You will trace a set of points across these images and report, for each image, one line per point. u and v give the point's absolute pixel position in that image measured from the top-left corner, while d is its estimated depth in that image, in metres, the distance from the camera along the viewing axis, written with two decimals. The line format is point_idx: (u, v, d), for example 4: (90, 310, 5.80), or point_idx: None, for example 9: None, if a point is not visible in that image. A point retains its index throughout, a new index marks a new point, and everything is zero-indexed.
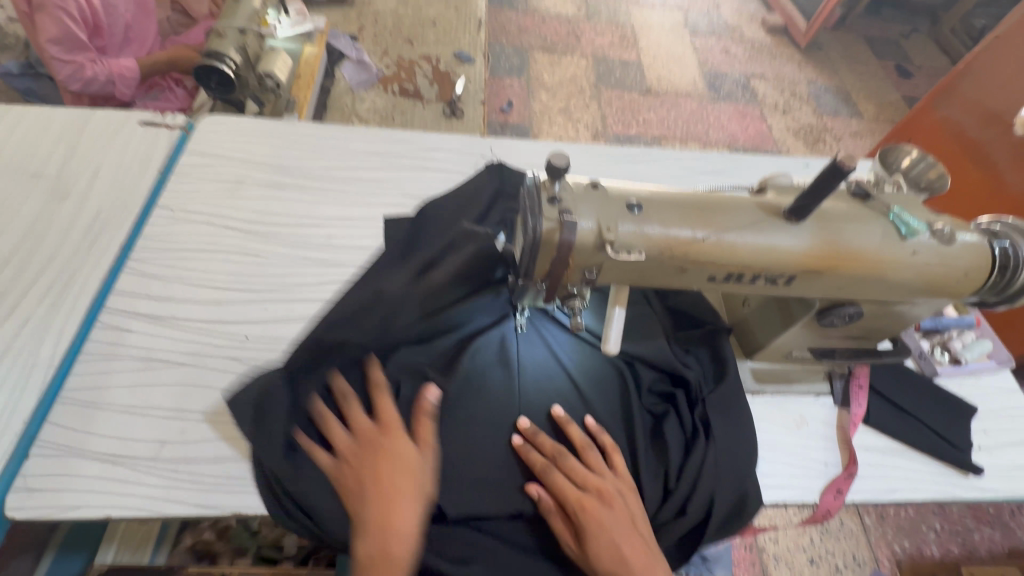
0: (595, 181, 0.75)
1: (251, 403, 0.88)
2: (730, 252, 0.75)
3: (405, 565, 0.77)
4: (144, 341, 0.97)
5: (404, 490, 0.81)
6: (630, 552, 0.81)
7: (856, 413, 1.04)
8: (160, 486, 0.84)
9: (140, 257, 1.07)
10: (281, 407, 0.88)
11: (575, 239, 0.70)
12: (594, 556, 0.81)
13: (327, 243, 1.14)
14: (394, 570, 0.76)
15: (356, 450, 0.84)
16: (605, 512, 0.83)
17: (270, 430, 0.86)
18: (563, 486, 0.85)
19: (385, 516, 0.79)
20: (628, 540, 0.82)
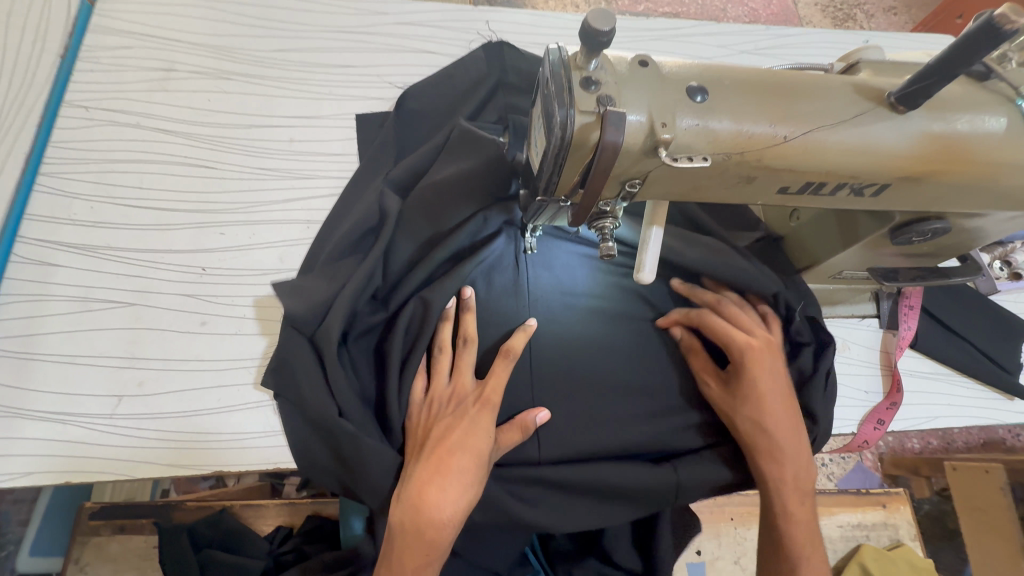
0: (646, 57, 0.55)
1: (276, 357, 0.74)
2: (818, 156, 0.57)
3: (443, 533, 0.67)
4: (77, 277, 0.80)
5: (463, 447, 0.70)
6: (782, 406, 0.76)
7: (905, 336, 0.93)
8: (124, 445, 0.73)
9: (58, 173, 0.86)
10: (301, 363, 0.72)
11: (623, 142, 0.51)
12: (750, 404, 0.77)
13: (289, 151, 0.92)
14: (429, 534, 0.66)
15: (448, 397, 0.75)
16: (770, 360, 0.78)
17: (293, 385, 0.72)
18: (733, 331, 0.79)
19: (438, 469, 0.68)
20: (785, 400, 0.77)
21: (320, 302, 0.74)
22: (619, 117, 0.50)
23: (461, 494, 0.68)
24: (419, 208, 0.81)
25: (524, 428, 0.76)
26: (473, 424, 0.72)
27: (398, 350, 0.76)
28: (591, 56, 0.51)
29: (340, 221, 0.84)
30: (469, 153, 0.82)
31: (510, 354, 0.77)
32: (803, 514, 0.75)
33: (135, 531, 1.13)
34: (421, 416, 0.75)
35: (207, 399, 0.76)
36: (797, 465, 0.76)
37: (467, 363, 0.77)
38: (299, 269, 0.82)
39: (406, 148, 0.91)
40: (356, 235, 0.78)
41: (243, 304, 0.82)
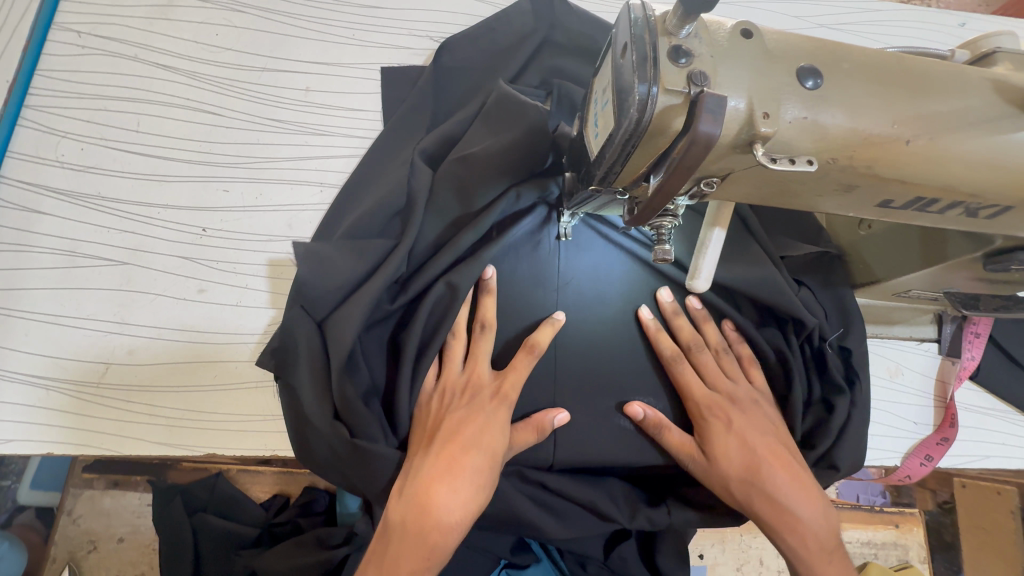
0: (748, 25, 0.44)
1: (277, 342, 0.67)
2: (940, 166, 0.47)
3: (449, 537, 0.61)
4: (64, 228, 0.72)
5: (478, 445, 0.65)
6: (780, 459, 0.70)
7: (966, 366, 0.84)
8: (109, 417, 0.67)
9: (46, 107, 0.77)
10: (305, 344, 0.65)
11: (719, 134, 0.40)
12: (741, 461, 0.70)
13: (304, 101, 0.82)
14: (433, 536, 0.60)
15: (460, 387, 0.70)
16: (742, 414, 0.73)
17: (296, 370, 0.65)
18: (691, 382, 0.75)
19: (450, 468, 0.63)
20: (773, 449, 0.71)
21: (335, 287, 0.65)
22: (718, 102, 0.39)
23: (474, 495, 0.63)
24: (450, 182, 0.71)
25: (540, 429, 0.70)
26: (489, 420, 0.66)
27: (414, 344, 0.68)
28: (687, 20, 0.40)
29: (362, 195, 0.75)
30: (511, 122, 0.72)
31: (534, 349, 0.71)
32: (829, 568, 0.68)
33: (130, 486, 1.10)
34: (432, 405, 0.70)
35: (201, 375, 0.70)
36: (812, 524, 0.68)
37: (484, 350, 0.71)
38: (311, 244, 0.73)
39: (437, 112, 0.80)
40: (380, 218, 0.70)
41: (245, 272, 0.74)
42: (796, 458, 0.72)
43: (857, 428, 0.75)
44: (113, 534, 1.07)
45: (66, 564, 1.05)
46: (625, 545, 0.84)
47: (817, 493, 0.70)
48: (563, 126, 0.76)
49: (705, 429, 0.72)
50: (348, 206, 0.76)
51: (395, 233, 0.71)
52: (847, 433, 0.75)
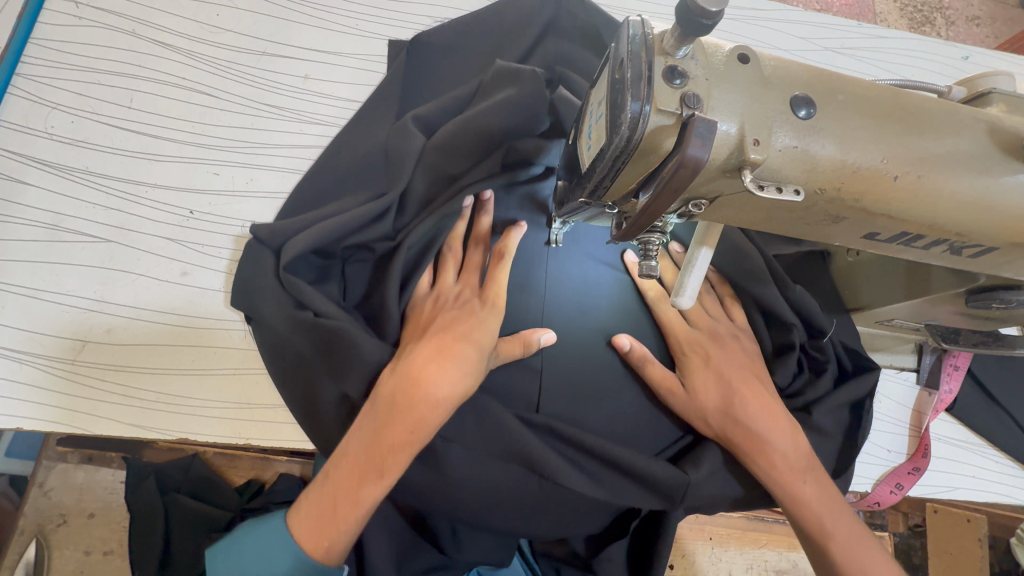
0: (746, 50, 0.44)
1: (246, 267, 0.69)
2: (926, 202, 0.47)
3: (434, 410, 0.58)
4: (48, 201, 0.71)
5: (467, 339, 0.63)
6: (754, 386, 0.71)
7: (943, 398, 0.85)
8: (83, 395, 0.66)
9: (39, 77, 0.75)
10: (267, 271, 0.66)
11: (708, 159, 0.40)
12: (718, 387, 0.71)
13: (302, 90, 0.81)
14: (421, 404, 0.58)
15: (448, 297, 0.70)
16: (721, 349, 0.74)
17: (260, 297, 0.66)
18: (672, 320, 0.76)
19: (438, 350, 0.61)
20: (748, 378, 0.72)
21: (315, 227, 0.66)
22: (708, 127, 0.39)
23: (459, 370, 0.60)
24: (441, 145, 0.71)
25: (526, 344, 0.69)
26: (479, 323, 0.66)
27: (404, 258, 0.68)
28: (684, 42, 0.40)
29: (347, 149, 0.76)
30: (508, 89, 0.72)
31: (504, 254, 0.71)
32: (806, 491, 0.66)
33: (105, 462, 1.09)
34: (425, 306, 0.69)
35: (180, 358, 0.69)
36: (787, 447, 0.68)
37: (474, 261, 0.73)
38: (301, 190, 0.74)
39: (422, 84, 0.80)
40: (366, 174, 0.73)
41: (228, 257, 0.73)
42: (769, 388, 0.73)
43: (845, 396, 0.76)
44: (84, 509, 1.06)
45: (34, 537, 1.04)
46: (613, 545, 0.78)
47: (790, 420, 0.70)
48: (561, 89, 0.76)
49: (684, 365, 0.74)
50: (337, 164, 0.75)
51: (384, 190, 0.71)
52: (835, 400, 0.76)
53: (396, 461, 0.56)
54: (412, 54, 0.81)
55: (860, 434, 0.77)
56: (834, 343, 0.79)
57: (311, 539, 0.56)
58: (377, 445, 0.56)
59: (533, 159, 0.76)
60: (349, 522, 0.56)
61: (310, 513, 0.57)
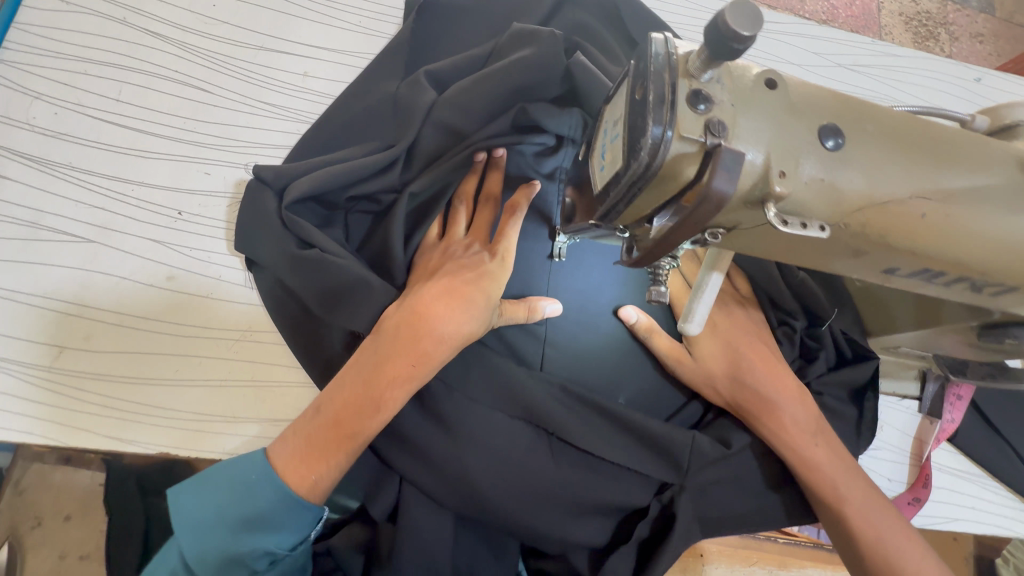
0: (774, 73, 0.41)
1: (250, 219, 0.68)
2: (949, 238, 0.45)
3: (439, 343, 0.59)
4: (29, 197, 0.67)
5: (474, 282, 0.64)
6: (763, 356, 0.73)
7: (944, 428, 0.84)
8: (59, 404, 0.63)
9: (22, 65, 0.71)
10: (272, 215, 0.66)
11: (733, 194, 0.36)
12: (728, 356, 0.73)
13: (301, 88, 0.78)
14: (426, 338, 0.59)
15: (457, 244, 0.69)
16: (731, 321, 0.75)
17: (266, 239, 0.66)
18: (681, 293, 0.76)
19: (448, 291, 0.62)
20: (756, 347, 0.74)
21: (324, 169, 0.67)
22: (734, 159, 0.36)
23: (464, 309, 0.62)
24: (452, 100, 0.71)
25: (530, 310, 0.71)
26: (487, 271, 0.65)
27: (404, 208, 0.70)
28: (711, 64, 0.37)
29: (357, 102, 0.76)
30: (527, 50, 0.73)
31: (516, 209, 0.70)
32: (813, 453, 0.70)
33: (83, 464, 1.06)
34: (432, 256, 0.69)
35: (163, 367, 0.66)
36: (795, 412, 0.71)
37: (484, 221, 0.71)
38: (305, 137, 0.74)
39: (430, 46, 0.80)
40: (376, 121, 0.75)
41: (218, 263, 0.70)
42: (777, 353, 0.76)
43: (845, 379, 0.77)
44: (60, 512, 1.03)
45: (7, 540, 1.00)
46: (616, 558, 0.70)
47: (798, 388, 0.73)
48: (578, 55, 0.74)
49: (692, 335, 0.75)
50: (343, 114, 0.76)
51: (393, 141, 0.72)
52: (832, 382, 0.78)
53: (392, 395, 0.58)
54: (430, 12, 0.80)
55: (863, 424, 0.78)
56: (834, 332, 0.79)
57: (296, 473, 0.57)
58: (376, 379, 0.58)
59: (545, 122, 0.74)
60: (340, 453, 0.58)
61: (298, 446, 0.58)
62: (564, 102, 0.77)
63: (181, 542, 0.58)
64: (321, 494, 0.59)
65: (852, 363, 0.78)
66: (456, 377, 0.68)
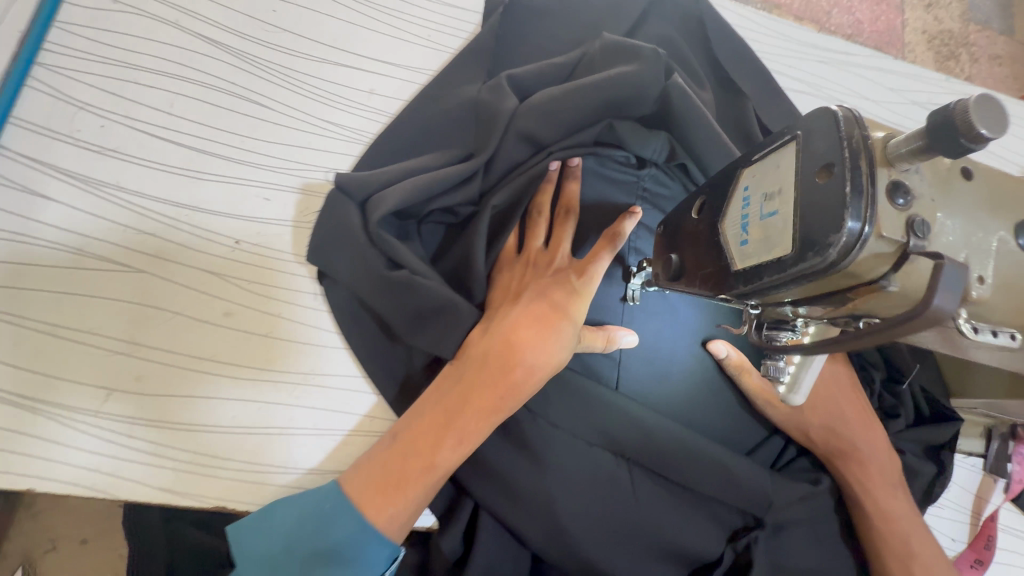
0: (968, 164, 0.37)
1: (331, 237, 0.63)
2: None
3: (531, 373, 0.56)
4: (75, 220, 0.61)
5: (564, 309, 0.60)
6: (852, 403, 0.72)
7: (1010, 487, 0.82)
8: (107, 453, 0.57)
9: (65, 69, 0.65)
10: (357, 229, 0.61)
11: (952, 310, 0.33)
12: (822, 402, 0.71)
13: (367, 107, 0.72)
14: (517, 367, 0.56)
15: (540, 264, 0.65)
16: (827, 364, 0.73)
17: (348, 254, 0.62)
18: None
19: (539, 319, 0.58)
20: (846, 393, 0.73)
21: (409, 180, 0.63)
22: (959, 275, 0.32)
23: (554, 339, 0.58)
24: (539, 109, 0.68)
25: (609, 340, 0.67)
26: (574, 298, 0.61)
27: (488, 219, 0.66)
28: (922, 157, 0.33)
29: (431, 105, 0.72)
30: (626, 66, 0.70)
31: (617, 238, 0.65)
32: (893, 505, 0.69)
33: None
34: (512, 276, 0.65)
35: (221, 412, 0.61)
36: (878, 463, 0.71)
37: (563, 236, 0.67)
38: (381, 141, 0.70)
39: (504, 57, 0.77)
40: (455, 128, 0.71)
41: (277, 298, 0.65)
42: (862, 397, 0.74)
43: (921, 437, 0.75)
44: (75, 535, 0.97)
45: (20, 564, 0.94)
46: None
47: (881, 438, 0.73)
48: (675, 76, 0.71)
49: None
50: (420, 122, 0.71)
51: (473, 151, 0.69)
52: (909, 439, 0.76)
53: (477, 426, 0.55)
54: (507, 20, 0.77)
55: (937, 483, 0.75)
56: (914, 390, 0.77)
57: (374, 502, 0.53)
58: (460, 409, 0.55)
59: (630, 143, 0.72)
60: (417, 487, 0.54)
61: (375, 472, 0.54)
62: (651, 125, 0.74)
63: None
64: (394, 530, 0.54)
65: (933, 424, 0.76)
66: (530, 431, 0.64)
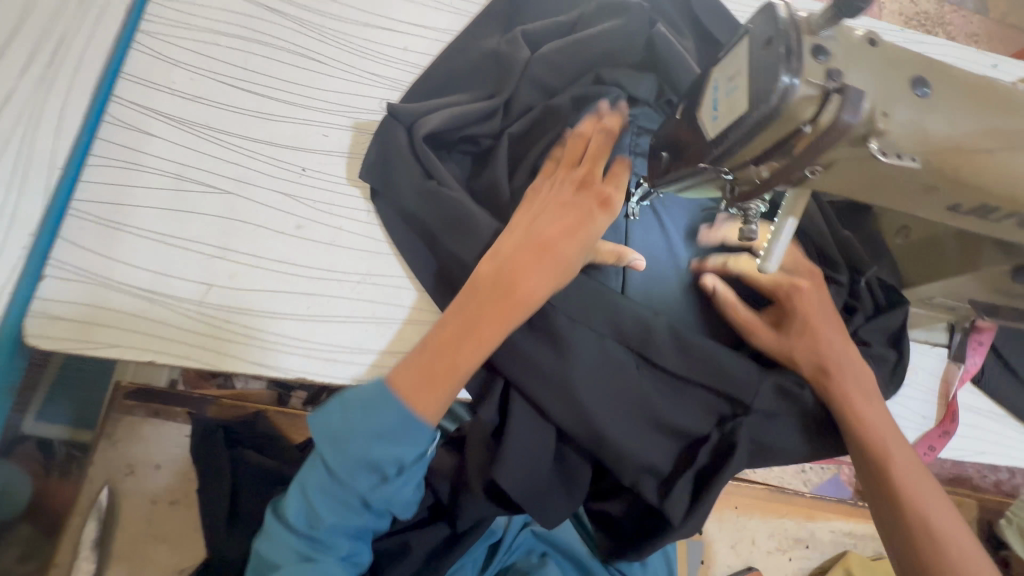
0: (873, 37, 0.51)
1: (382, 160, 0.78)
2: (1012, 178, 0.54)
3: (543, 291, 0.66)
4: (174, 153, 0.75)
5: (575, 237, 0.67)
6: (839, 332, 0.79)
7: (968, 369, 0.94)
8: (211, 335, 0.70)
9: (160, 35, 0.79)
10: (404, 147, 0.76)
11: (857, 124, 0.48)
12: (811, 330, 0.78)
13: (404, 62, 0.86)
14: (530, 289, 0.65)
15: (556, 193, 0.70)
16: (817, 297, 0.79)
17: (397, 171, 0.76)
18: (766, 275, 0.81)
19: (551, 247, 0.66)
20: (833, 321, 0.80)
21: (445, 111, 0.78)
22: (859, 97, 0.48)
23: (563, 262, 0.67)
24: (548, 54, 0.82)
25: (619, 259, 0.77)
26: (588, 225, 0.68)
27: (506, 144, 0.80)
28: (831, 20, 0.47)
29: (457, 58, 0.86)
30: (618, 18, 0.84)
31: (624, 160, 0.71)
32: (878, 427, 0.76)
33: (170, 417, 1.13)
34: (530, 206, 0.71)
35: (298, 304, 0.74)
36: (863, 388, 0.78)
37: (591, 158, 0.70)
38: (417, 87, 0.83)
39: (516, 18, 0.91)
40: (477, 74, 0.85)
41: (339, 215, 0.78)
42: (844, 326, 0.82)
43: (877, 327, 0.88)
44: (150, 460, 1.10)
45: (104, 485, 1.07)
46: (681, 481, 0.77)
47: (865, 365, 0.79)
48: (661, 25, 0.85)
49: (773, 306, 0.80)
50: (449, 72, 0.85)
51: (494, 92, 0.83)
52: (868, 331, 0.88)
53: (497, 334, 0.65)
54: None
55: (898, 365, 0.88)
56: (872, 284, 0.89)
57: (416, 394, 0.65)
58: (481, 322, 0.65)
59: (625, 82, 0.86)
60: (449, 382, 0.65)
61: (415, 370, 0.65)
62: (642, 67, 0.87)
63: (319, 448, 0.66)
64: (430, 416, 0.66)
65: (886, 311, 0.89)
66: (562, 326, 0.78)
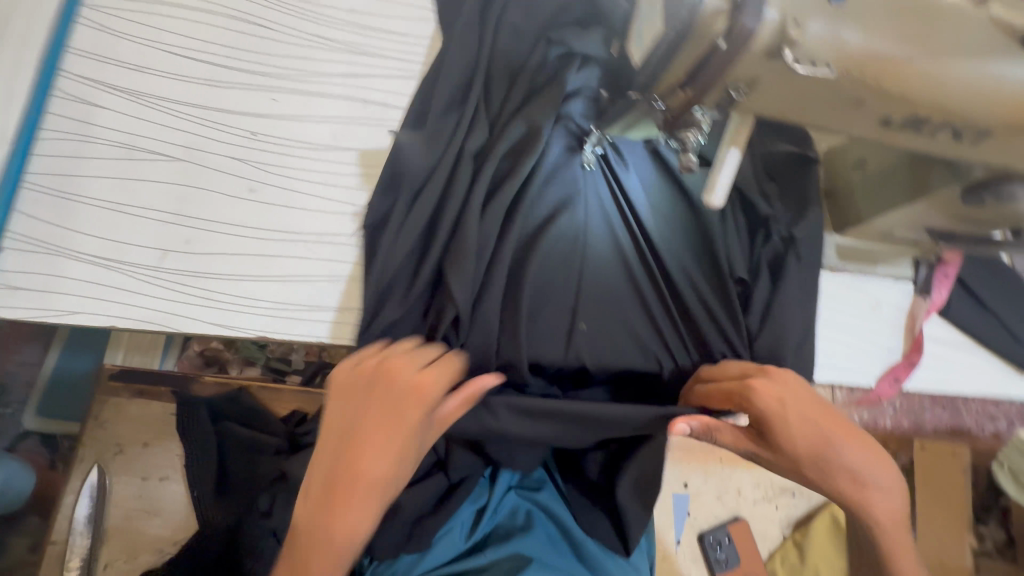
0: None
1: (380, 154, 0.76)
2: (937, 87, 0.54)
3: (372, 481, 0.64)
4: (122, 123, 0.76)
5: (382, 432, 0.64)
6: (818, 425, 0.67)
7: (934, 302, 0.94)
8: (168, 298, 0.72)
9: (103, 7, 0.79)
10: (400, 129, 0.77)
11: (760, 29, 0.48)
12: (795, 456, 0.68)
13: (351, 23, 0.84)
14: (362, 488, 0.63)
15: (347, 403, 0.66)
16: (781, 391, 0.67)
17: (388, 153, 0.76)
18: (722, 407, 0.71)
19: (353, 463, 0.63)
20: (812, 417, 0.67)
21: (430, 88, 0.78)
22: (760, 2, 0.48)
23: (376, 488, 0.64)
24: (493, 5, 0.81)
25: (471, 396, 0.69)
26: (398, 426, 0.65)
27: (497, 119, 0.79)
28: None
29: (404, 15, 0.85)
30: None
31: (424, 398, 0.65)
32: (883, 508, 0.70)
33: (155, 396, 1.16)
34: (336, 412, 0.67)
35: (253, 265, 0.75)
36: (862, 470, 0.68)
37: (370, 419, 0.65)
38: (365, 47, 0.83)
39: None
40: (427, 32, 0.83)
41: (291, 176, 0.78)
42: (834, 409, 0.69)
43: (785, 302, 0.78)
44: (137, 439, 1.13)
45: (94, 463, 1.10)
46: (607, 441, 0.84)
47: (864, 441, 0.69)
48: None
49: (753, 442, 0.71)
50: (396, 29, 0.84)
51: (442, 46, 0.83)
52: (715, 287, 0.80)
53: (361, 506, 0.63)
54: None
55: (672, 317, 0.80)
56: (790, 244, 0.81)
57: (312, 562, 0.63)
58: (333, 514, 0.63)
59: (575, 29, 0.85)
60: (325, 569, 0.63)
61: (300, 541, 0.64)
62: None
63: None
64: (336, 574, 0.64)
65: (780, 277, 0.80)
66: (520, 281, 0.77)
